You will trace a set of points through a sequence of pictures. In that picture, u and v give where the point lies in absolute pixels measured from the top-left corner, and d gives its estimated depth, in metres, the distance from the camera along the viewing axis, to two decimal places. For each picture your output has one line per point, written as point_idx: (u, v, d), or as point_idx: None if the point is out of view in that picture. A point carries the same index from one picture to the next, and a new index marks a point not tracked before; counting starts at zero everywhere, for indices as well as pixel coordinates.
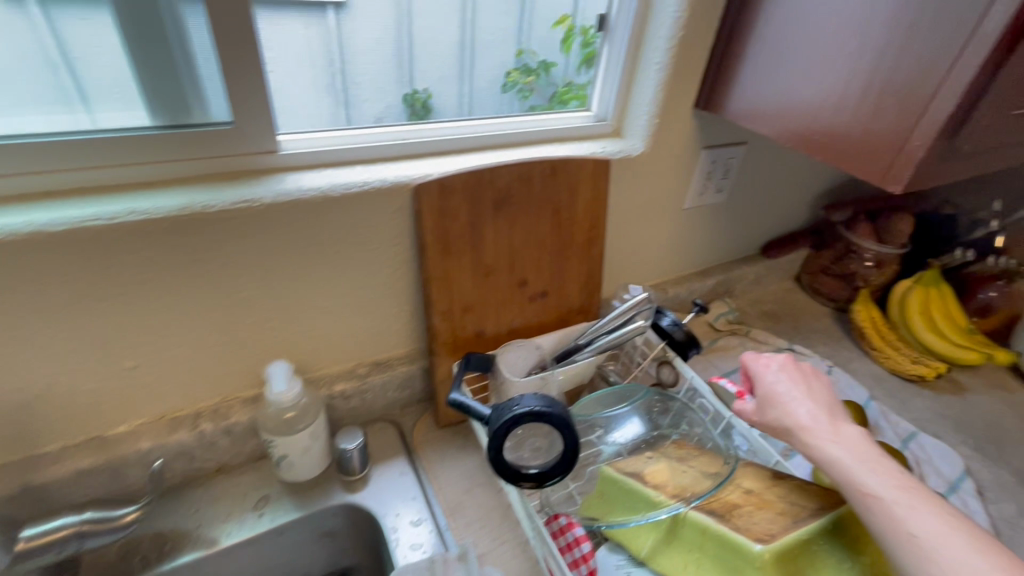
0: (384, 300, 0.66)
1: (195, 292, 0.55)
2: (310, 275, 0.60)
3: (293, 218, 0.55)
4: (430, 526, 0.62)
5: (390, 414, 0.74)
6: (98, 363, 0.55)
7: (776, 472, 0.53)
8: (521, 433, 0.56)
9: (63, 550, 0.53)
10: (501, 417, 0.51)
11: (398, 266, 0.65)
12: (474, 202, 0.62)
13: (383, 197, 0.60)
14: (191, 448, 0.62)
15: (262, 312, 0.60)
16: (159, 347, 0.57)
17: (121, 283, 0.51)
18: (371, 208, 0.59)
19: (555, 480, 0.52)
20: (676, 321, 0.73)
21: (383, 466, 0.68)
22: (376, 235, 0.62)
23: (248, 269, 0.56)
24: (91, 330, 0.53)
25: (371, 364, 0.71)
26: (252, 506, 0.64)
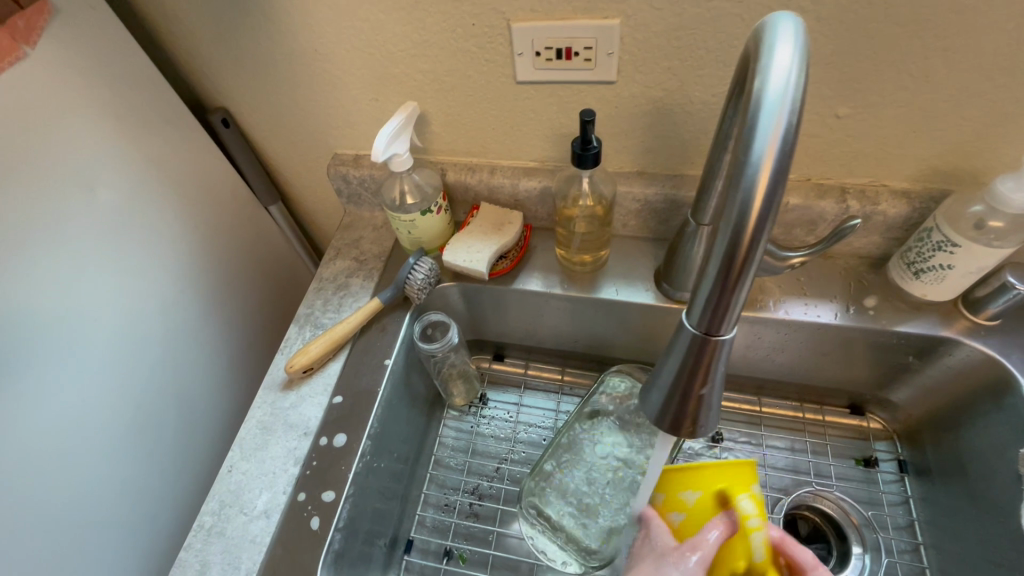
0: (616, 115, 0.55)
1: (425, 45, 0.53)
2: (546, 59, 0.51)
3: None
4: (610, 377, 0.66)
5: (654, 245, 0.67)
6: (347, 87, 0.59)
7: (886, 369, 0.63)
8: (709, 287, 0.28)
9: (322, 303, 0.67)
10: (746, 219, 0.25)
11: (642, 85, 0.52)
12: (814, 10, 0.44)
13: (909, 64, 0.46)
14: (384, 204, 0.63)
15: (489, 81, 0.55)
16: (481, 129, 0.61)
17: (376, 27, 0.53)
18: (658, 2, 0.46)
19: (670, 345, 0.32)
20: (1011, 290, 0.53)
21: (642, 288, 0.64)
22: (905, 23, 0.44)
23: (500, 28, 0.50)
24: (342, 56, 0.56)
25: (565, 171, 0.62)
26: (407, 271, 0.62)
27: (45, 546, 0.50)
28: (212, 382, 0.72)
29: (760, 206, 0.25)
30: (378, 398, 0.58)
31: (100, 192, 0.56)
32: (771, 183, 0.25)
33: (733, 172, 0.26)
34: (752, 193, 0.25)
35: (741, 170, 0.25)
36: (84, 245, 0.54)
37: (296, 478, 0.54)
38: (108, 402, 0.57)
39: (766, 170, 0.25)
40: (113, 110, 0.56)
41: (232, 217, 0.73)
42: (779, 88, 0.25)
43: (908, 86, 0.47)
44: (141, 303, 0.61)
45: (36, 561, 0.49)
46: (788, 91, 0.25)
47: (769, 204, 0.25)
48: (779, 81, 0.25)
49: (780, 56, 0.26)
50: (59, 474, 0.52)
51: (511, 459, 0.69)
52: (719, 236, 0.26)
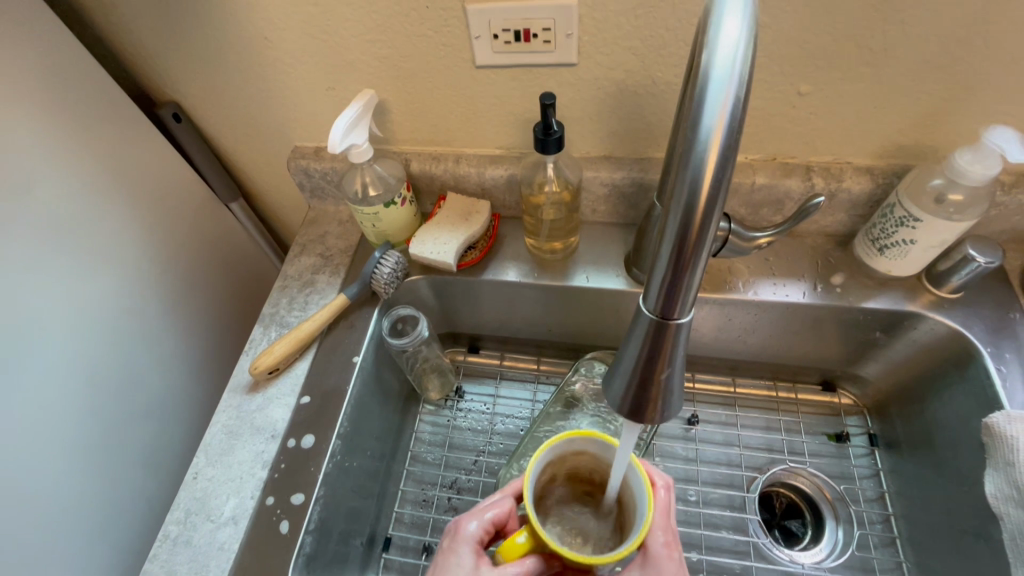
0: (578, 99, 0.54)
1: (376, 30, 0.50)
2: (504, 41, 0.50)
3: None
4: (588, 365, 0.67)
5: (624, 229, 0.67)
6: (302, 77, 0.57)
7: (856, 344, 0.63)
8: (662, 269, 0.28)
9: (288, 301, 0.65)
10: (696, 199, 0.24)
11: (603, 67, 0.51)
12: None
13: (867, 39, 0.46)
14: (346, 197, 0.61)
15: (448, 66, 0.53)
16: (444, 117, 0.59)
17: (327, 12, 0.51)
18: None
19: (629, 331, 0.31)
20: (972, 264, 0.53)
21: (613, 274, 0.64)
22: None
23: (455, 11, 0.48)
24: (294, 44, 0.54)
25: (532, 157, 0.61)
26: (374, 264, 0.61)
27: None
28: (174, 388, 0.69)
29: (709, 184, 0.24)
30: (347, 397, 0.57)
31: (42, 194, 0.53)
32: (720, 160, 0.24)
33: (681, 151, 0.25)
34: (701, 171, 0.24)
35: (690, 147, 0.24)
36: (26, 250, 0.52)
37: (265, 483, 0.52)
38: (62, 413, 0.55)
39: (714, 149, 0.24)
40: (51, 106, 0.53)
41: (189, 214, 0.70)
42: (726, 62, 0.24)
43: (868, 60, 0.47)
44: (94, 311, 0.59)
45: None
46: (736, 64, 0.24)
47: (719, 184, 0.24)
48: (727, 54, 0.24)
49: (727, 28, 0.25)
50: (11, 492, 0.49)
51: (489, 451, 0.68)
52: (672, 216, 0.25)
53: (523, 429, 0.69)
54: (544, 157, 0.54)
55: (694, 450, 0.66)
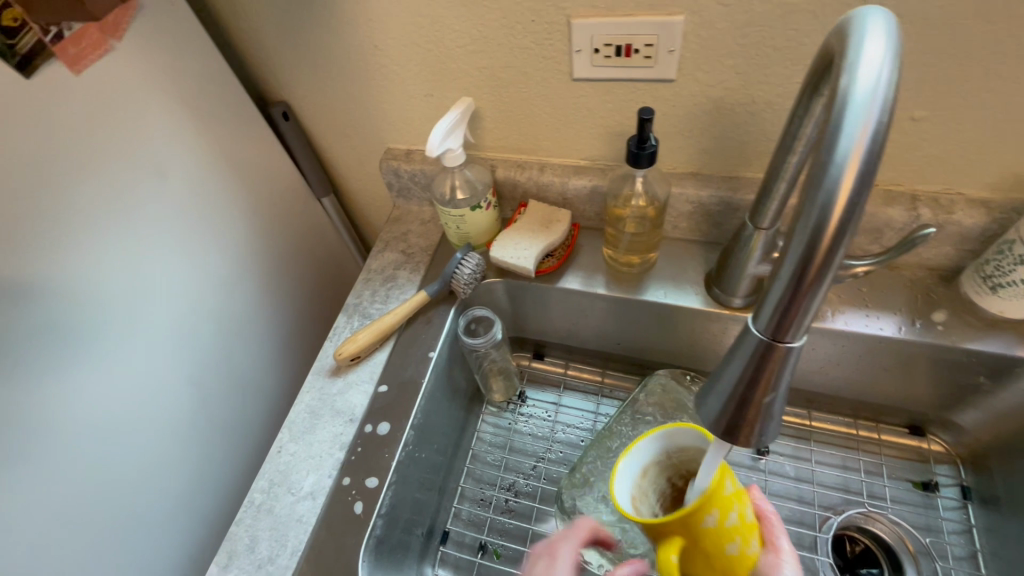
0: (672, 115, 0.54)
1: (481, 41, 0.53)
2: (604, 55, 0.51)
3: None
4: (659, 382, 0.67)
5: (706, 248, 0.65)
6: (404, 83, 0.61)
7: (954, 387, 0.59)
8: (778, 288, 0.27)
9: (372, 293, 0.68)
10: (826, 222, 0.24)
11: (702, 84, 0.51)
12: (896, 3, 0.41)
13: (996, 64, 0.43)
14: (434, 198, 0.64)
15: (546, 78, 0.55)
16: (534, 126, 0.61)
17: (436, 24, 0.53)
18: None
19: (733, 349, 0.31)
20: None
21: (690, 292, 0.63)
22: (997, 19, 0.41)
23: (559, 24, 0.50)
24: (401, 53, 0.57)
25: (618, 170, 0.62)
26: (456, 264, 0.63)
27: (106, 512, 0.53)
28: (262, 369, 0.74)
29: (842, 206, 0.24)
30: (422, 390, 0.59)
31: (170, 179, 0.59)
32: (855, 183, 0.24)
33: (813, 171, 0.25)
34: (835, 193, 0.24)
35: (824, 168, 0.24)
36: (152, 228, 0.57)
37: (342, 463, 0.55)
38: (166, 379, 0.60)
39: (851, 172, 0.24)
40: (185, 101, 0.59)
41: (288, 206, 0.76)
42: (869, 83, 0.24)
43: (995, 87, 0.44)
44: (201, 288, 0.64)
45: (95, 525, 0.52)
46: (878, 87, 0.24)
47: (853, 206, 0.24)
48: (869, 76, 0.24)
49: (870, 51, 0.25)
50: (121, 444, 0.55)
51: (549, 458, 0.68)
52: (799, 236, 0.25)
53: (584, 439, 0.69)
54: (634, 171, 0.55)
55: (762, 481, 0.63)
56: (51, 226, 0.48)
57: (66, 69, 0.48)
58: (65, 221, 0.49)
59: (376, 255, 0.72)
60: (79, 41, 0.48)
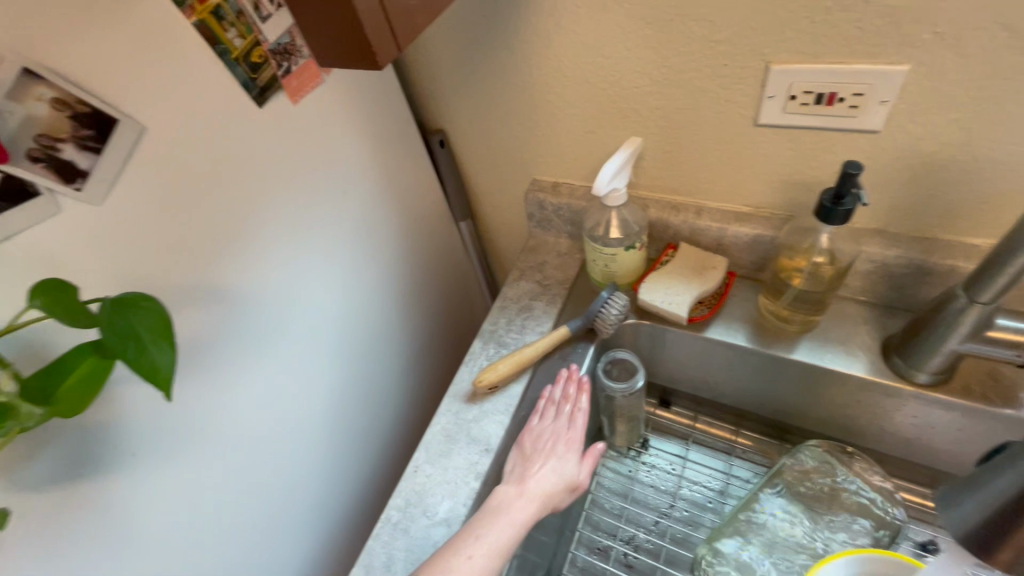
0: (868, 168, 0.50)
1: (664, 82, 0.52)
2: (802, 101, 0.47)
3: (842, 29, 0.43)
4: (813, 454, 0.60)
5: (878, 311, 0.59)
6: (569, 119, 0.61)
7: None
8: None
9: (508, 323, 0.68)
10: None
11: (914, 137, 0.46)
12: None
13: None
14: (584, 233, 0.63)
15: (725, 122, 0.53)
16: (698, 169, 0.58)
17: (618, 64, 0.53)
18: (966, 48, 0.40)
19: None
20: None
21: (859, 358, 0.57)
22: None
23: (756, 69, 0.48)
24: (574, 90, 0.58)
25: (786, 220, 0.58)
26: (601, 303, 0.62)
27: (249, 497, 0.58)
28: (389, 383, 0.77)
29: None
30: (559, 429, 0.57)
31: (346, 200, 0.63)
32: None
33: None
34: None
35: None
36: (329, 245, 0.62)
37: (477, 494, 0.55)
38: (317, 384, 0.64)
39: None
40: (371, 129, 0.63)
41: (431, 228, 0.79)
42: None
43: None
44: (356, 302, 0.68)
45: (241, 506, 0.57)
46: None
47: None
48: None
49: None
50: (271, 439, 0.59)
51: (673, 515, 0.64)
52: None
53: (714, 502, 0.64)
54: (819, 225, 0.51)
55: None
56: (256, 239, 0.53)
57: (286, 99, 0.52)
58: (266, 235, 0.54)
59: (511, 284, 0.72)
60: (300, 75, 0.52)
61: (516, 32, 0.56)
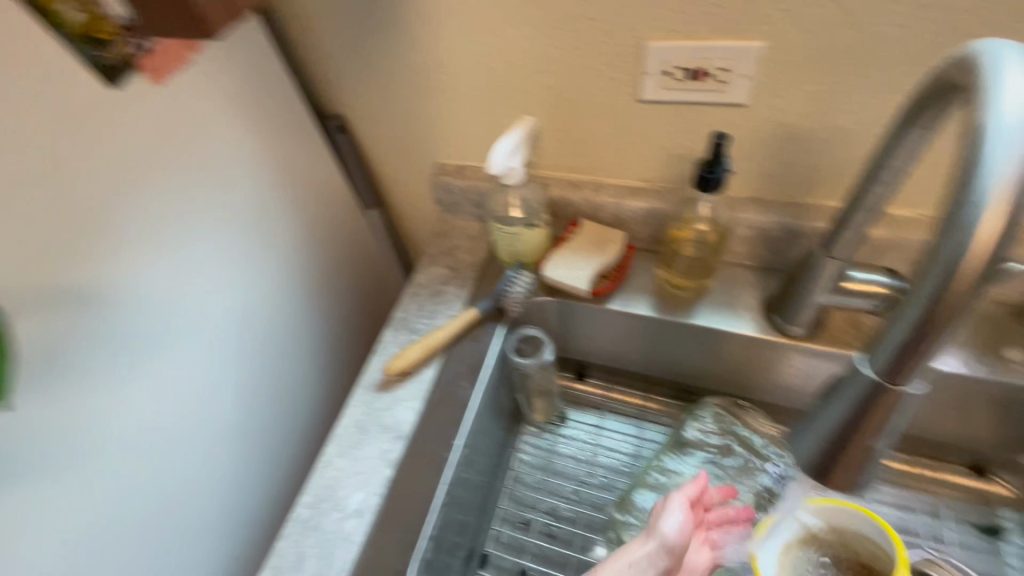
0: (739, 140, 0.53)
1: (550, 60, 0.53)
2: (676, 77, 0.50)
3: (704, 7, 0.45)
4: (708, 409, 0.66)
5: (761, 274, 0.64)
6: (465, 99, 0.61)
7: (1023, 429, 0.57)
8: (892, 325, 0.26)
9: (420, 309, 0.68)
10: (960, 265, 0.23)
11: (775, 110, 0.50)
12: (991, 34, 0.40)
13: None
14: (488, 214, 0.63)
15: (611, 99, 0.55)
16: (592, 146, 0.60)
17: (505, 43, 0.53)
18: (809, 25, 0.44)
19: (839, 387, 0.29)
20: None
21: (745, 317, 0.61)
22: None
23: (632, 46, 0.50)
24: (466, 70, 0.57)
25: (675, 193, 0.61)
26: (508, 282, 0.63)
27: (145, 510, 0.55)
28: (301, 381, 0.74)
29: (980, 250, 0.23)
30: (470, 409, 0.58)
31: (228, 189, 0.60)
32: (999, 228, 0.23)
33: (950, 209, 0.24)
34: (972, 237, 0.23)
35: (962, 209, 0.23)
36: (213, 239, 0.59)
37: (390, 481, 0.54)
38: (214, 385, 0.61)
39: (993, 214, 0.23)
40: (251, 115, 0.60)
41: (336, 217, 0.76)
42: (1018, 116, 0.23)
43: None
44: (253, 297, 0.65)
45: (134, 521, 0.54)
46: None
47: (993, 250, 0.23)
48: (1014, 116, 0.23)
49: (1011, 86, 0.24)
50: (165, 447, 0.56)
51: (590, 482, 0.66)
52: (927, 278, 0.24)
53: (628, 466, 0.67)
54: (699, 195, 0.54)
55: None
56: (122, 232, 0.49)
57: (146, 81, 0.49)
58: (135, 228, 0.50)
59: (422, 269, 0.71)
60: (161, 54, 0.48)
61: (402, 10, 0.54)
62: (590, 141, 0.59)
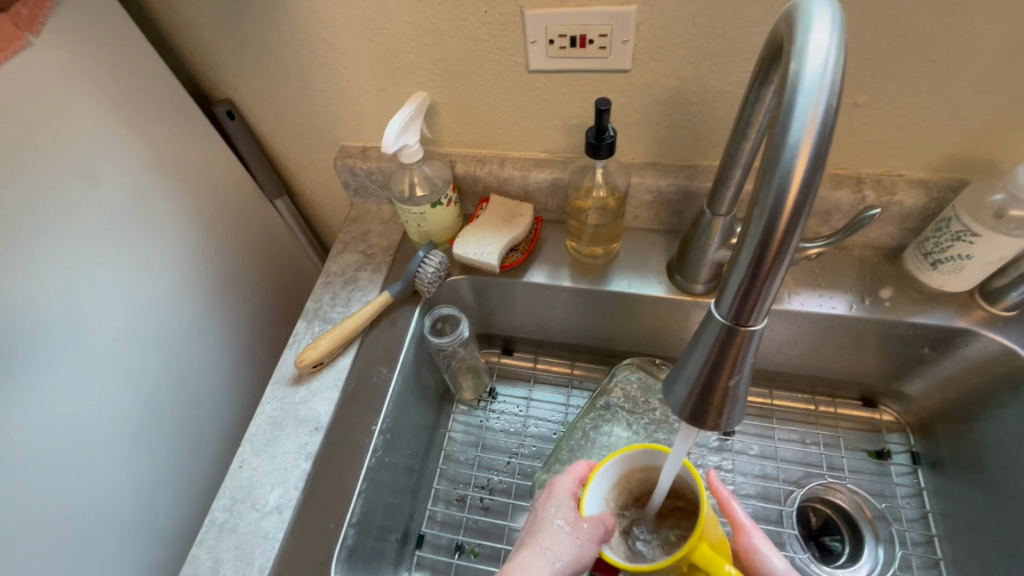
0: (630, 106, 0.55)
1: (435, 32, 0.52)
2: (560, 44, 0.50)
3: None
4: (630, 371, 0.67)
5: (666, 236, 0.66)
6: (356, 77, 0.58)
7: (901, 360, 0.62)
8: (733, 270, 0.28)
9: (334, 297, 0.66)
10: (779, 207, 0.25)
11: (658, 74, 0.51)
12: None
13: (931, 51, 0.45)
14: (393, 195, 0.62)
15: (502, 70, 0.54)
16: (491, 119, 0.60)
17: (387, 16, 0.52)
18: None
19: (699, 335, 0.31)
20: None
21: (652, 279, 0.63)
22: (932, 5, 0.42)
23: (514, 14, 0.49)
24: (352, 46, 0.55)
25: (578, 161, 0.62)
26: (419, 263, 0.62)
27: (46, 547, 0.49)
28: (217, 382, 0.71)
29: (794, 193, 0.25)
30: (389, 394, 0.57)
31: (106, 186, 0.55)
32: (808, 169, 0.24)
33: (767, 158, 0.26)
34: (788, 178, 0.25)
35: (777, 153, 0.25)
36: (86, 239, 0.53)
37: (308, 474, 0.53)
38: (111, 400, 0.56)
39: (801, 156, 0.24)
40: (113, 100, 0.55)
41: (238, 209, 0.72)
42: (816, 70, 0.25)
43: (931, 72, 0.46)
44: (145, 300, 0.60)
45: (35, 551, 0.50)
46: (826, 72, 0.25)
47: (808, 190, 0.25)
48: (816, 63, 0.25)
49: (815, 36, 0.26)
50: (62, 475, 0.51)
51: (521, 453, 0.68)
52: (755, 222, 0.26)
53: (556, 433, 0.68)
54: (594, 162, 0.55)
55: (729, 461, 0.65)
56: None
57: None
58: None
59: (335, 257, 0.69)
60: None
61: None
62: (489, 115, 0.59)
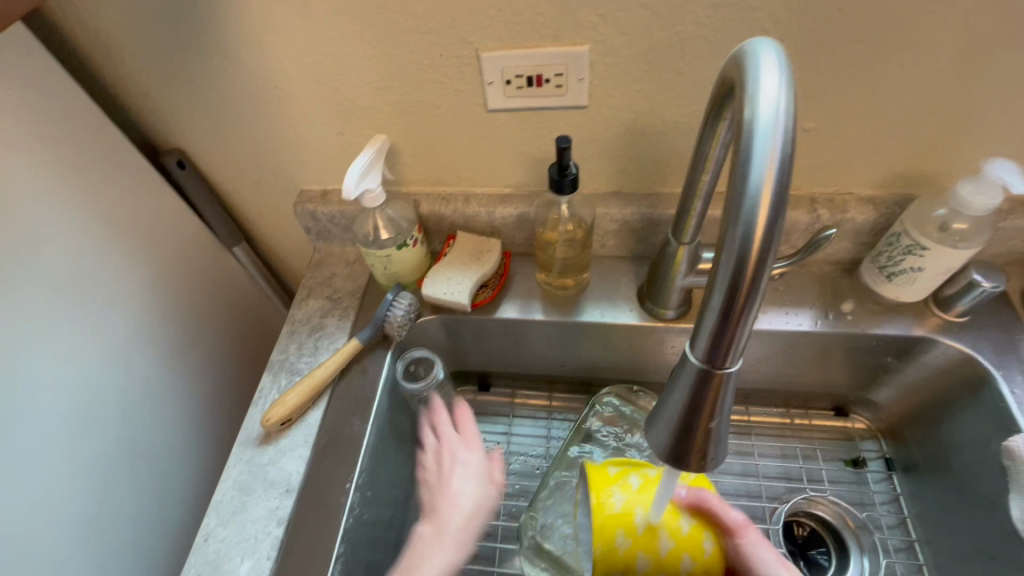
0: (590, 139, 0.55)
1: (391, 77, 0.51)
2: (516, 83, 0.50)
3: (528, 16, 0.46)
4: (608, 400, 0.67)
5: (634, 263, 0.67)
6: (312, 122, 0.57)
7: (867, 369, 0.64)
8: (705, 313, 0.28)
9: (299, 346, 0.63)
10: (745, 252, 0.25)
11: (614, 108, 0.52)
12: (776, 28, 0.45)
13: (868, 80, 0.48)
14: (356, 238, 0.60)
15: (461, 110, 0.54)
16: (453, 158, 0.60)
17: (340, 62, 0.51)
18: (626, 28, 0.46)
19: (676, 376, 0.31)
20: (981, 295, 0.56)
21: (623, 306, 0.64)
22: (864, 38, 0.45)
23: (469, 57, 0.49)
24: (306, 92, 0.54)
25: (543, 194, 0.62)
26: (388, 306, 0.60)
27: None
28: (176, 444, 0.67)
29: (759, 238, 0.25)
30: (363, 446, 0.55)
31: (49, 248, 0.52)
32: (770, 213, 0.25)
33: (730, 201, 0.26)
34: (753, 224, 0.25)
35: (740, 197, 0.25)
36: (26, 308, 0.50)
37: (282, 541, 0.50)
38: (58, 478, 0.52)
39: (763, 201, 0.25)
40: (52, 157, 0.52)
41: (193, 260, 0.69)
42: (769, 115, 0.25)
43: (869, 99, 0.49)
44: (96, 364, 0.56)
45: None
46: (779, 116, 0.25)
47: (772, 233, 0.25)
48: (768, 108, 0.26)
49: (766, 82, 0.26)
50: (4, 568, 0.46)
51: (505, 492, 0.66)
52: (723, 265, 0.26)
53: (539, 468, 0.67)
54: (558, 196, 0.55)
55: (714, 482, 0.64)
56: None
57: None
58: None
59: (299, 304, 0.67)
60: None
61: (223, 36, 0.50)
62: (450, 154, 0.59)
